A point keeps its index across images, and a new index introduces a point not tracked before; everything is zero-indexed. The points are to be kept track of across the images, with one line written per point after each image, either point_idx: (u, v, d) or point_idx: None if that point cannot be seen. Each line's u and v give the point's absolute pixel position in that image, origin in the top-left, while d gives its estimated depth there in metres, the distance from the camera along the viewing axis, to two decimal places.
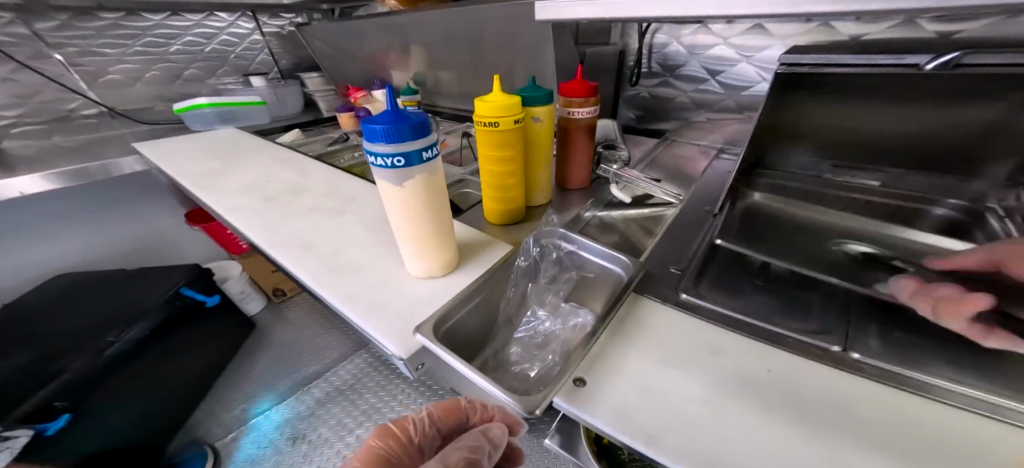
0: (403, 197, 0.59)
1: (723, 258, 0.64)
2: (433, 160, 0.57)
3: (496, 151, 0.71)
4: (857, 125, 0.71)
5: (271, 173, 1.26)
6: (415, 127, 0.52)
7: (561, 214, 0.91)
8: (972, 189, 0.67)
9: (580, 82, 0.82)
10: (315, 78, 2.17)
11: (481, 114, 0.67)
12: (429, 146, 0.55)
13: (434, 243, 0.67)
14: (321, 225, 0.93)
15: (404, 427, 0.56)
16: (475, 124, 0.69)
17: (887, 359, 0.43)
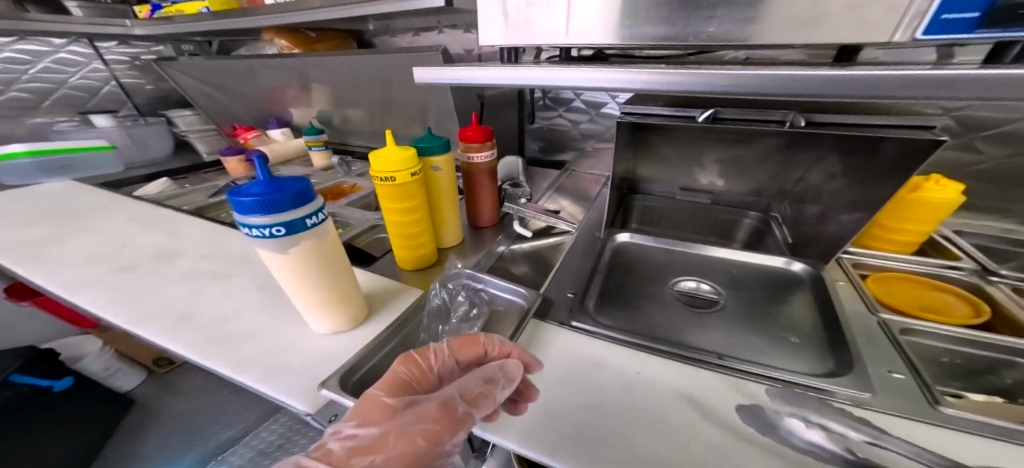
0: (294, 262, 0.57)
1: (611, 272, 0.73)
2: (321, 224, 0.57)
3: (398, 203, 0.73)
4: (688, 158, 0.89)
5: (128, 237, 1.06)
6: (295, 196, 0.51)
7: (472, 253, 0.97)
8: (763, 203, 0.86)
9: (477, 128, 0.87)
10: (189, 117, 1.92)
11: (377, 170, 0.68)
12: (315, 212, 0.55)
13: (338, 300, 0.66)
14: (201, 292, 0.83)
15: (426, 355, 0.51)
16: (373, 179, 0.70)
17: (720, 349, 0.53)
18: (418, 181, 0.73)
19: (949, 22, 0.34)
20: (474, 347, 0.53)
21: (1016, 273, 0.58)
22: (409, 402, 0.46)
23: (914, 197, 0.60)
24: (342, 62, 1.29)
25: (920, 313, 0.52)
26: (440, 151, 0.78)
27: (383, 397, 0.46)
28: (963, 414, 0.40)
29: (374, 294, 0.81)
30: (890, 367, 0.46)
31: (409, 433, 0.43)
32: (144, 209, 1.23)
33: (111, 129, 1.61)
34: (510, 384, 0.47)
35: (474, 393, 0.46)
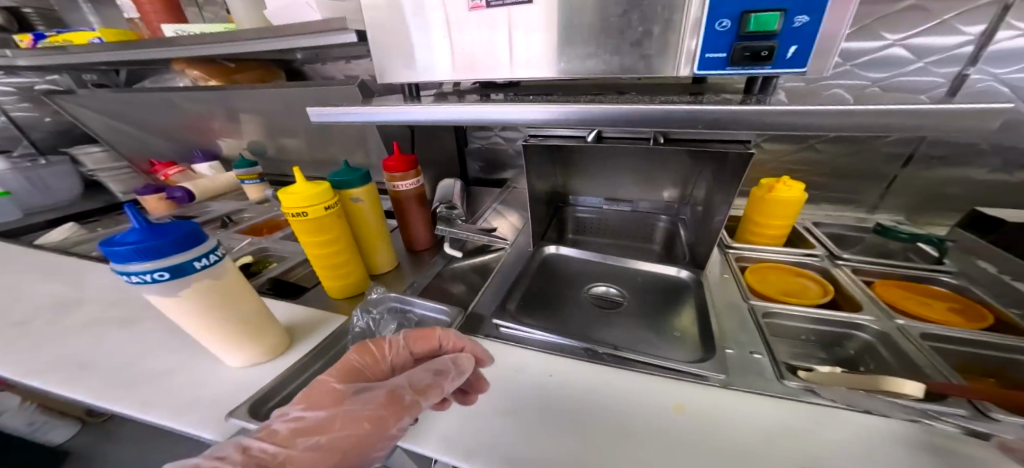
0: (192, 303, 0.55)
1: (539, 277, 0.78)
2: (217, 264, 0.55)
3: (314, 235, 0.72)
4: (606, 172, 0.97)
5: (19, 291, 0.93)
6: (180, 240, 0.50)
7: (406, 277, 0.96)
8: (670, 207, 0.96)
9: (399, 159, 0.87)
10: (98, 153, 1.66)
11: (287, 205, 0.68)
12: (206, 253, 0.53)
13: (252, 331, 0.64)
14: (103, 341, 0.74)
15: (382, 347, 0.53)
16: (285, 215, 0.69)
17: (619, 346, 0.57)
18: (334, 213, 0.73)
19: (711, 60, 0.45)
20: (430, 340, 0.55)
21: (854, 257, 0.70)
22: (359, 388, 0.47)
23: (771, 197, 0.71)
24: (272, 95, 1.22)
25: (782, 297, 0.61)
26: (358, 182, 0.79)
27: (332, 386, 0.47)
28: (803, 385, 0.46)
29: (299, 325, 0.78)
30: (752, 348, 0.54)
31: (354, 418, 0.44)
32: (37, 260, 1.08)
33: (6, 173, 1.37)
34: (461, 376, 0.49)
35: (423, 383, 0.47)
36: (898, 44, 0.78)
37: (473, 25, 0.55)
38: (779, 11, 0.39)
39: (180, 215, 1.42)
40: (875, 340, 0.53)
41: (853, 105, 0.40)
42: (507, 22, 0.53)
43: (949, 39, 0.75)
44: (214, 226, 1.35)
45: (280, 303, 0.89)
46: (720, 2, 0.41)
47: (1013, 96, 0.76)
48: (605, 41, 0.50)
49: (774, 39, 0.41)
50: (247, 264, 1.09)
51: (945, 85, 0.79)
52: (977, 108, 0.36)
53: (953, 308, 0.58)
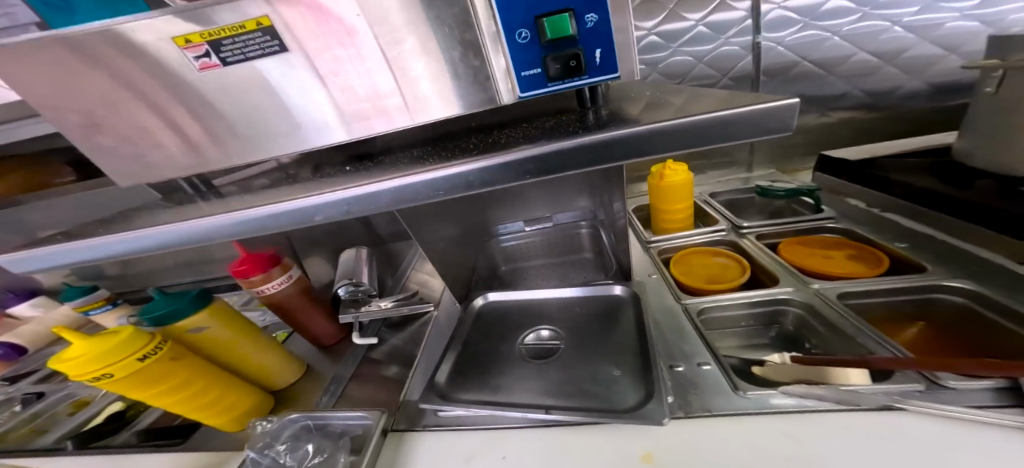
0: None
1: (478, 335, 0.68)
2: None
3: (149, 389, 0.54)
4: (514, 197, 0.90)
5: None
6: None
7: (320, 380, 0.79)
8: (585, 212, 0.91)
9: (252, 259, 0.71)
10: None
11: (77, 376, 0.49)
12: None
13: None
14: None
15: None
16: (87, 384, 0.50)
17: (566, 403, 0.50)
18: (164, 357, 0.55)
19: (529, 78, 0.39)
20: None
21: (754, 224, 0.75)
22: None
23: (664, 184, 0.74)
24: (87, 197, 0.95)
25: (707, 286, 0.60)
26: (190, 307, 0.62)
27: None
28: (762, 393, 0.44)
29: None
30: (700, 359, 0.50)
31: None
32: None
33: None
34: None
35: None
36: (700, 24, 0.89)
37: (233, 91, 0.43)
38: (566, 11, 0.35)
39: (9, 376, 1.01)
40: (803, 311, 0.54)
41: (666, 122, 0.34)
42: (266, 78, 0.42)
43: (733, 15, 0.88)
44: (61, 377, 0.98)
45: (155, 459, 0.65)
46: (508, 10, 0.36)
47: (793, 55, 0.90)
48: (414, 68, 0.41)
49: (577, 43, 0.36)
50: (120, 411, 0.81)
51: (747, 54, 0.91)
52: (769, 106, 0.32)
53: (852, 255, 0.62)
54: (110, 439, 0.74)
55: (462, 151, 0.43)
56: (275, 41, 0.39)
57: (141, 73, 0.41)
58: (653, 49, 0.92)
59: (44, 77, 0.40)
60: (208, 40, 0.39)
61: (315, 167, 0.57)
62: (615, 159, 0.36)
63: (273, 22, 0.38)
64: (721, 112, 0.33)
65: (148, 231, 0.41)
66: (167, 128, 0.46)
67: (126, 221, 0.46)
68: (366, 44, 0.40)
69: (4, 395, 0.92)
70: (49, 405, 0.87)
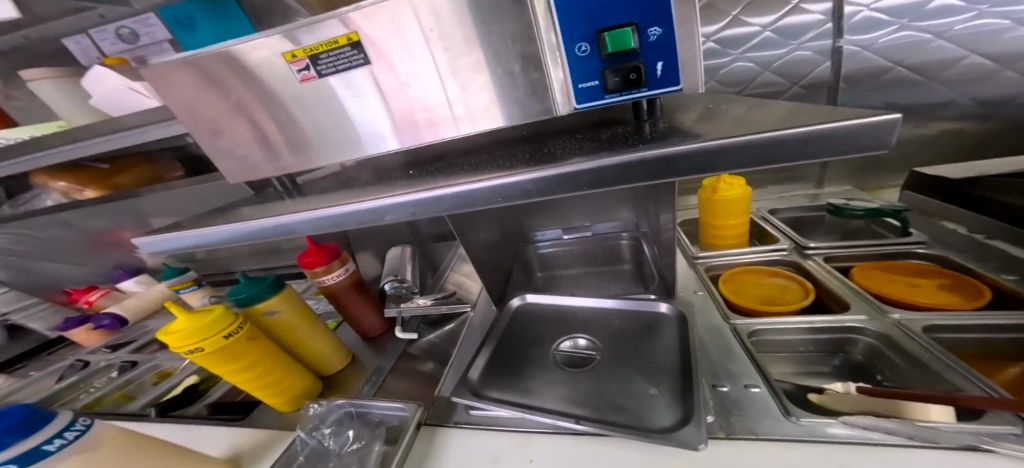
0: None
1: (513, 336, 0.69)
2: (85, 434, 0.43)
3: (229, 364, 0.62)
4: (556, 206, 0.92)
5: None
6: (14, 426, 0.38)
7: (364, 369, 0.84)
8: (628, 222, 0.90)
9: (318, 251, 0.78)
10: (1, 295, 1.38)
11: (177, 347, 0.57)
12: (60, 431, 0.41)
13: None
14: None
15: None
16: (183, 356, 0.58)
17: (598, 414, 0.49)
18: (243, 337, 0.62)
19: (586, 89, 0.41)
20: None
21: (821, 244, 0.69)
22: None
23: (717, 197, 0.70)
24: (189, 192, 1.10)
25: (761, 307, 0.56)
26: (267, 293, 0.70)
27: None
28: (818, 422, 0.39)
29: (243, 455, 0.66)
30: (748, 381, 0.47)
31: None
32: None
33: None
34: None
35: None
36: (767, 29, 0.85)
37: (318, 100, 0.49)
38: (629, 25, 0.35)
39: (113, 344, 1.19)
40: (878, 342, 0.48)
41: (742, 137, 0.32)
42: (348, 88, 0.47)
43: (809, 19, 0.82)
44: (152, 350, 1.14)
45: (220, 432, 0.73)
46: (569, 26, 0.37)
47: (886, 60, 0.82)
48: (477, 80, 0.44)
49: (638, 56, 0.37)
50: (194, 385, 0.93)
51: (825, 60, 0.85)
52: (863, 121, 0.29)
53: (945, 285, 0.54)
54: (185, 409, 0.84)
55: (515, 161, 0.45)
56: (361, 55, 0.44)
57: (249, 84, 0.49)
58: (712, 55, 0.89)
59: (180, 87, 0.50)
60: (309, 55, 0.45)
61: (375, 170, 0.63)
62: (675, 174, 0.35)
63: (360, 38, 0.43)
64: (801, 128, 0.30)
65: (238, 224, 0.48)
66: (263, 131, 0.53)
67: (224, 213, 0.54)
68: (429, 59, 0.43)
69: (107, 361, 1.09)
70: (139, 373, 1.01)
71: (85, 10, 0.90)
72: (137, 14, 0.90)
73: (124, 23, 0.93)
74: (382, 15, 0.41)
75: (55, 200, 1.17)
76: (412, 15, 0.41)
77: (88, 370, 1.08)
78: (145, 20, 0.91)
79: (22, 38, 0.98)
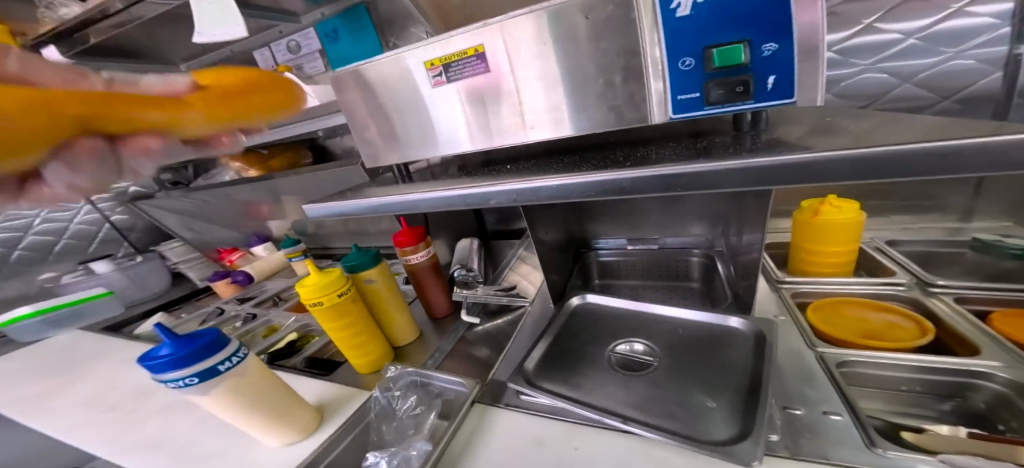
0: (223, 401, 0.55)
1: (570, 333, 0.71)
2: (241, 362, 0.56)
3: (336, 320, 0.74)
4: (630, 217, 0.92)
5: (120, 375, 1.02)
6: (206, 347, 0.51)
7: (430, 344, 0.93)
8: (702, 240, 0.87)
9: (409, 233, 0.89)
10: (178, 247, 1.79)
11: (305, 297, 0.71)
12: (229, 356, 0.54)
13: (284, 417, 0.64)
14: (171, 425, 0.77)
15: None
16: (306, 307, 0.72)
17: (650, 415, 0.49)
18: (349, 297, 0.75)
19: (685, 101, 0.42)
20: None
21: (953, 283, 0.59)
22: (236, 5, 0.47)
23: (818, 221, 0.64)
24: (309, 178, 1.31)
25: (861, 341, 0.50)
26: (370, 263, 0.82)
27: None
28: (906, 455, 0.35)
29: (326, 404, 0.77)
30: (827, 408, 0.43)
31: None
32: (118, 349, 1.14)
33: (111, 274, 1.55)
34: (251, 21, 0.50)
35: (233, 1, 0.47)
36: (913, 37, 0.74)
37: (438, 101, 0.57)
38: (741, 42, 0.36)
39: (241, 298, 1.48)
40: (1009, 391, 0.42)
41: (866, 149, 0.31)
42: (465, 93, 0.55)
43: (974, 23, 0.70)
44: (267, 306, 1.39)
45: (312, 382, 0.86)
46: (675, 42, 0.40)
47: None
48: (579, 87, 0.48)
49: (748, 70, 0.38)
50: (292, 341, 1.10)
51: (998, 70, 0.72)
52: (1018, 135, 0.26)
53: None
54: (286, 360, 1.01)
55: (601, 163, 0.49)
56: (482, 64, 0.52)
57: (389, 88, 0.60)
58: (832, 66, 0.81)
59: (343, 89, 0.64)
60: (442, 64, 0.54)
61: (460, 165, 0.73)
62: (781, 183, 0.35)
63: (484, 49, 0.50)
64: (942, 140, 0.28)
65: (362, 200, 0.60)
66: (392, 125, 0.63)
67: (350, 192, 0.67)
68: (519, 77, 0.50)
69: (236, 311, 1.36)
70: (254, 326, 1.20)
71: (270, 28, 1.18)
72: (302, 29, 1.16)
73: (294, 38, 1.18)
74: (501, 34, 0.48)
75: (230, 175, 1.52)
76: (532, 30, 0.47)
77: (223, 316, 1.35)
78: (308, 34, 1.16)
79: (230, 51, 1.34)
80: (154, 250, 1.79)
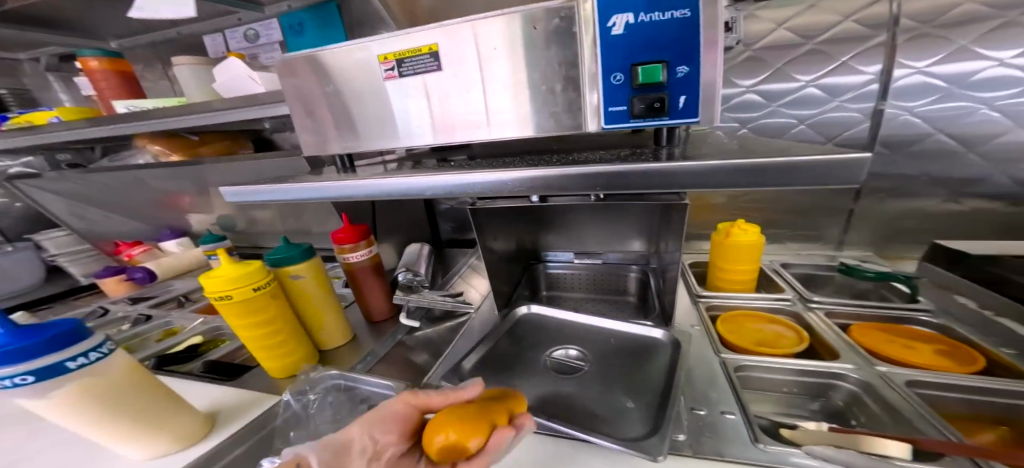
0: (67, 408, 0.45)
1: (508, 338, 0.72)
2: (104, 359, 0.47)
3: (247, 317, 0.68)
4: (575, 231, 0.96)
5: None
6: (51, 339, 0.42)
7: (360, 349, 0.89)
8: (637, 254, 0.93)
9: (349, 230, 0.86)
10: (61, 236, 1.52)
11: (210, 290, 0.64)
12: (86, 350, 0.45)
13: (153, 424, 0.55)
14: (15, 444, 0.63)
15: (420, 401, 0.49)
16: (210, 300, 0.66)
17: (574, 416, 0.51)
18: (268, 293, 0.69)
19: (615, 113, 0.46)
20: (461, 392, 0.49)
21: (826, 300, 0.69)
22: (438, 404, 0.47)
23: (729, 242, 0.72)
24: (245, 166, 1.21)
25: (755, 347, 0.58)
26: (299, 258, 0.77)
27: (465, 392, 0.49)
28: (781, 448, 0.40)
29: (222, 411, 0.69)
30: (725, 408, 0.48)
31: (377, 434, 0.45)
32: None
33: None
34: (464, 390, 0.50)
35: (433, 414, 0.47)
36: (811, 85, 0.87)
37: (392, 96, 0.57)
38: (660, 62, 0.41)
39: (135, 297, 1.29)
40: (859, 389, 0.49)
41: (730, 161, 0.38)
42: (418, 89, 0.56)
43: (859, 79, 0.83)
44: (168, 307, 1.23)
45: (211, 389, 0.77)
46: (608, 57, 0.44)
47: (927, 127, 0.83)
48: (525, 92, 0.51)
49: (664, 89, 0.43)
50: (195, 344, 0.98)
51: (865, 120, 0.86)
52: (837, 158, 0.34)
53: (940, 351, 0.55)
54: (181, 365, 0.89)
55: (535, 161, 0.51)
56: (435, 62, 0.53)
57: (346, 78, 0.59)
58: (749, 107, 0.93)
59: (294, 75, 0.62)
60: (396, 59, 0.55)
61: (415, 164, 0.70)
62: (676, 185, 0.40)
63: (439, 49, 0.52)
64: (786, 157, 0.36)
65: (291, 186, 0.57)
66: (343, 116, 0.62)
67: (284, 180, 0.63)
68: (488, 73, 0.51)
69: (125, 312, 1.19)
70: (149, 328, 1.08)
71: (227, 14, 1.11)
72: (264, 18, 1.10)
73: (253, 26, 1.13)
74: (457, 34, 0.50)
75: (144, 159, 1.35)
76: (482, 34, 0.49)
77: (111, 317, 1.16)
78: (269, 24, 1.11)
79: (177, 32, 1.23)
80: (28, 239, 1.51)
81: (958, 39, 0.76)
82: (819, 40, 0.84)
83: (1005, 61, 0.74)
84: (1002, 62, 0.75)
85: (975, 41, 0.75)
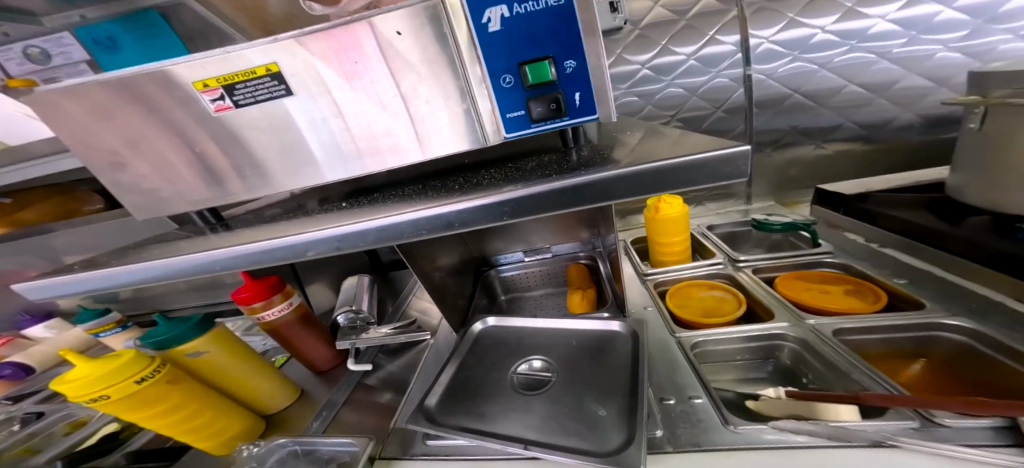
0: None
1: (472, 362, 0.67)
2: None
3: (144, 411, 0.55)
4: (517, 232, 0.96)
5: None
6: None
7: (313, 404, 0.78)
8: (586, 240, 0.96)
9: (253, 286, 0.72)
10: None
11: (72, 398, 0.50)
12: None
13: None
14: None
15: None
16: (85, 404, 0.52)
17: (546, 437, 0.49)
18: (162, 380, 0.56)
19: (514, 119, 0.42)
20: None
21: (750, 257, 0.75)
22: None
23: (659, 217, 0.75)
24: (109, 225, 0.99)
25: (702, 320, 0.60)
26: (191, 334, 0.63)
27: None
28: (752, 428, 0.42)
29: None
30: (692, 393, 0.49)
31: None
32: None
33: None
34: None
35: None
36: (692, 58, 0.92)
37: (238, 130, 0.46)
38: (546, 58, 0.37)
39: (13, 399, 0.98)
40: (799, 347, 0.54)
41: (630, 168, 0.33)
42: (270, 119, 0.45)
43: (723, 49, 0.91)
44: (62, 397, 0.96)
45: None
46: (492, 59, 0.39)
47: (784, 88, 0.93)
48: (405, 111, 0.43)
49: (557, 87, 0.39)
50: (114, 432, 0.78)
51: (740, 86, 0.94)
52: (721, 154, 0.31)
53: (849, 290, 0.63)
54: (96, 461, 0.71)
55: (438, 188, 0.44)
56: (282, 86, 0.42)
57: (158, 114, 0.44)
58: (646, 81, 0.96)
59: (72, 118, 0.44)
60: (222, 85, 0.42)
61: (319, 200, 0.61)
62: (584, 202, 0.34)
63: (280, 69, 0.41)
64: (691, 156, 0.32)
65: (115, 271, 0.43)
66: (184, 165, 0.49)
67: (130, 252, 0.48)
68: (355, 91, 0.42)
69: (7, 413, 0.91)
70: (47, 424, 0.85)
71: None
72: (48, 33, 0.79)
73: (33, 42, 0.81)
74: (299, 50, 0.40)
75: None
76: (338, 47, 0.40)
77: None
78: (59, 39, 0.79)
79: None
80: None
81: (786, 12, 0.86)
82: (689, 15, 0.89)
83: (826, 28, 0.86)
84: (823, 29, 0.86)
85: (800, 12, 0.86)
